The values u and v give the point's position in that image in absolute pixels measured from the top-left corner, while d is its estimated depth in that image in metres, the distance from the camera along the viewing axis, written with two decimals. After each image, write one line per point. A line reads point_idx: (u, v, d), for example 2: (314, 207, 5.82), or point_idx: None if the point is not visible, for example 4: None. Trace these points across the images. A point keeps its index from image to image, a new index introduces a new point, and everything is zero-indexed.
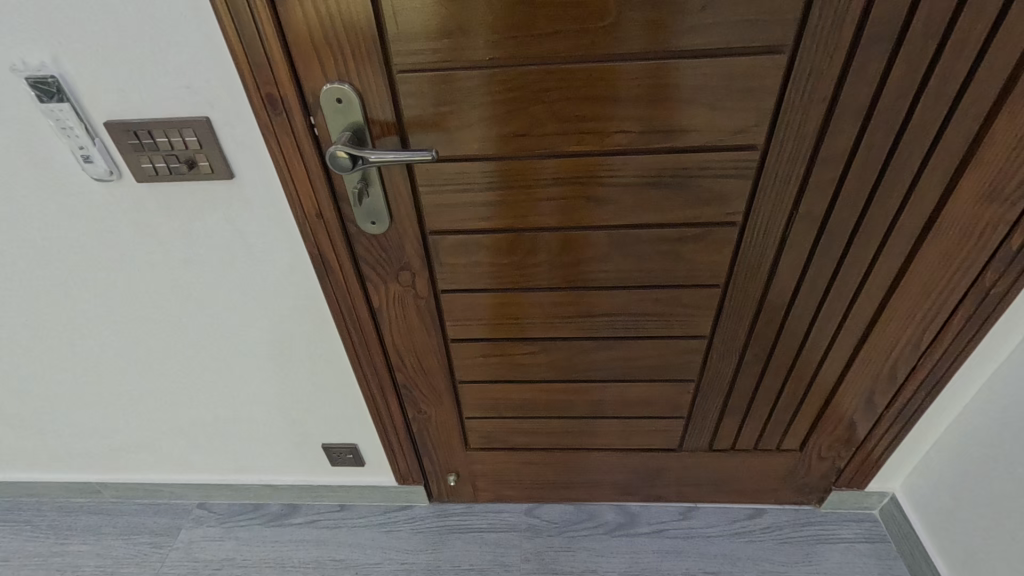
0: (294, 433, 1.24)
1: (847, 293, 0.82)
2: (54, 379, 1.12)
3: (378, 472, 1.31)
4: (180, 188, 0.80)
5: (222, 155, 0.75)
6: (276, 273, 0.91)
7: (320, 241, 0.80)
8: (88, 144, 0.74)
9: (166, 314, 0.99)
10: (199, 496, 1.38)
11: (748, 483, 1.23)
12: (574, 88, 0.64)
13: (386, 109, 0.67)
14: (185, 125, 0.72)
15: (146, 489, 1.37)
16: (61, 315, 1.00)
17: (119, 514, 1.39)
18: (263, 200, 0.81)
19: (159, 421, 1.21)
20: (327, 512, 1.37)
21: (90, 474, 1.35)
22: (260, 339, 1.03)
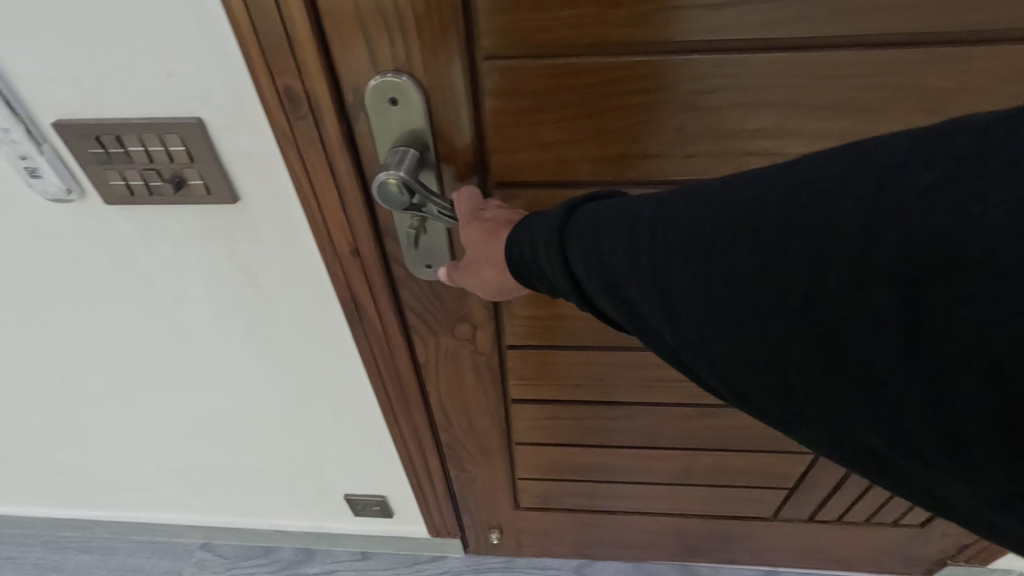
0: (310, 481, 1.05)
1: None
2: (23, 420, 0.94)
3: (408, 522, 1.14)
4: (166, 211, 0.60)
5: (221, 173, 0.54)
6: (292, 315, 0.72)
7: (355, 286, 0.60)
8: (32, 154, 0.53)
9: (153, 357, 0.80)
10: (200, 538, 1.22)
11: (846, 554, 1.05)
12: (741, 89, 0.45)
13: (461, 113, 0.47)
14: (167, 130, 0.51)
15: (142, 527, 1.20)
16: (28, 350, 0.80)
17: (112, 553, 1.22)
18: (279, 229, 0.61)
19: (154, 464, 1.02)
20: (348, 561, 1.22)
21: (77, 512, 1.17)
22: (272, 384, 0.84)
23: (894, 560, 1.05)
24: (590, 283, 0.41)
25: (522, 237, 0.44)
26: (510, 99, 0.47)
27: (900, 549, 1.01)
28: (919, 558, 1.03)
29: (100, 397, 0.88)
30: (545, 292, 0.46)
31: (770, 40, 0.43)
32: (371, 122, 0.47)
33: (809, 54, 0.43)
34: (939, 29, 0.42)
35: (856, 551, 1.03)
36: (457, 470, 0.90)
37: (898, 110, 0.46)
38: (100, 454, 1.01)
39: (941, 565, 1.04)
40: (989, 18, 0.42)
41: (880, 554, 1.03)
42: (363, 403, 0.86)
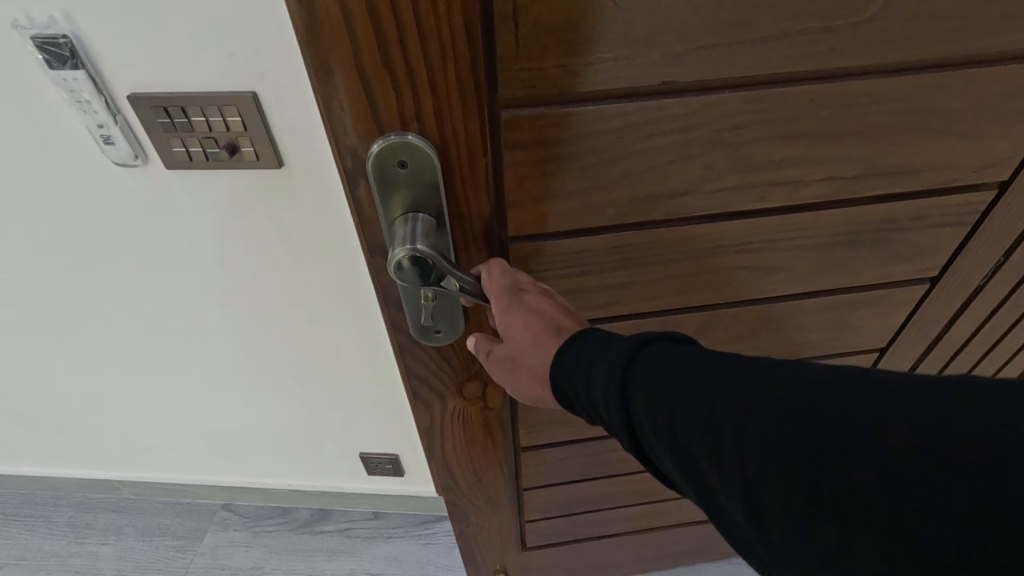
0: (330, 445, 1.12)
1: (993, 334, 0.75)
2: (61, 387, 0.99)
3: (419, 483, 1.22)
4: (216, 178, 0.63)
5: (271, 141, 0.58)
6: (323, 282, 0.76)
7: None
8: (108, 122, 0.57)
9: (193, 325, 0.84)
10: (222, 499, 1.29)
11: None
12: (770, 122, 0.48)
13: (482, 173, 0.43)
14: (227, 101, 0.54)
15: (168, 489, 1.27)
16: (71, 321, 0.85)
17: (140, 512, 1.30)
18: (318, 196, 0.65)
19: (183, 429, 1.08)
20: (361, 521, 1.30)
21: (106, 473, 1.24)
22: (302, 356, 0.90)
23: None
24: (641, 425, 0.38)
25: (570, 365, 0.42)
26: (539, 143, 0.46)
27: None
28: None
29: (137, 367, 0.93)
30: (583, 419, 0.43)
31: (795, 75, 0.46)
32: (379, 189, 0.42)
33: (836, 84, 0.47)
34: (943, 59, 0.46)
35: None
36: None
37: (902, 135, 0.51)
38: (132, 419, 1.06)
39: None
40: (999, 44, 0.46)
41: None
42: (385, 369, 0.93)
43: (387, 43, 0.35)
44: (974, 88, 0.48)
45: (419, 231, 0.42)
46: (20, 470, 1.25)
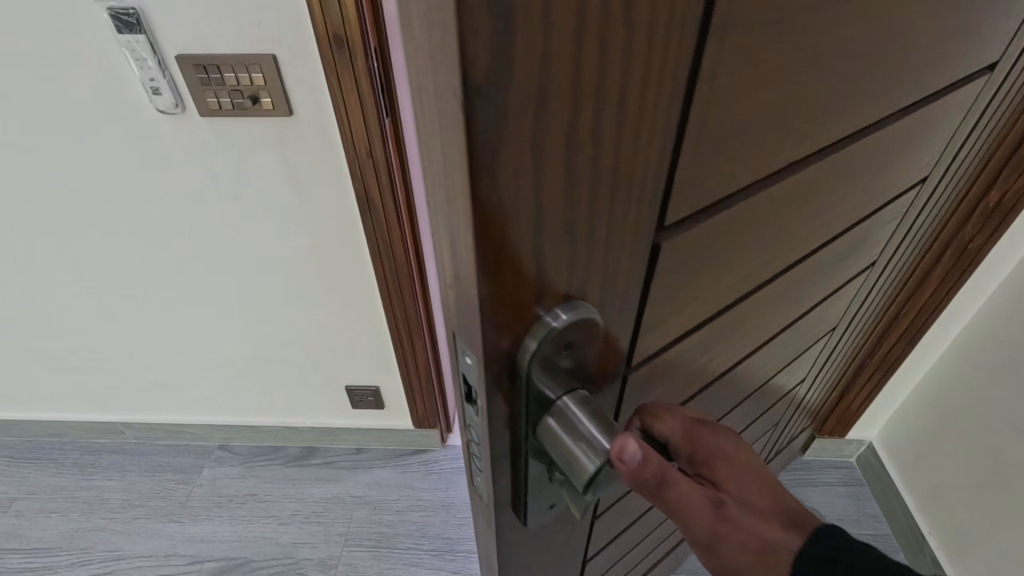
0: (319, 376, 1.31)
1: (883, 289, 0.90)
2: (89, 317, 1.19)
3: (396, 415, 1.41)
4: (238, 124, 0.86)
5: (285, 94, 0.82)
6: (320, 210, 0.98)
7: (367, 181, 0.91)
8: (158, 77, 0.80)
9: (211, 250, 1.05)
10: (219, 437, 1.47)
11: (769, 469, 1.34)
12: (834, 174, 0.43)
13: (624, 314, 0.34)
14: (253, 62, 0.79)
15: (168, 429, 1.45)
16: (102, 252, 1.06)
17: (143, 453, 1.47)
18: (317, 140, 0.88)
19: (185, 361, 1.28)
20: (345, 455, 1.48)
21: (116, 415, 1.43)
22: (296, 285, 1.11)
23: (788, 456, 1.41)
24: None
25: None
26: (668, 270, 0.35)
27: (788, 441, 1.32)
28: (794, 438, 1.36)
29: (152, 297, 1.14)
30: None
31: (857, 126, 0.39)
32: (532, 391, 0.30)
33: (877, 127, 0.43)
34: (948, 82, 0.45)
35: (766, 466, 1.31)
36: (425, 338, 1.20)
37: (903, 157, 0.51)
38: (148, 352, 1.26)
39: (815, 440, 1.48)
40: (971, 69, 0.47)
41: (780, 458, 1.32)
42: (367, 292, 1.11)
43: (583, 165, 0.24)
44: (944, 108, 0.50)
45: (599, 430, 0.31)
46: (40, 414, 1.44)
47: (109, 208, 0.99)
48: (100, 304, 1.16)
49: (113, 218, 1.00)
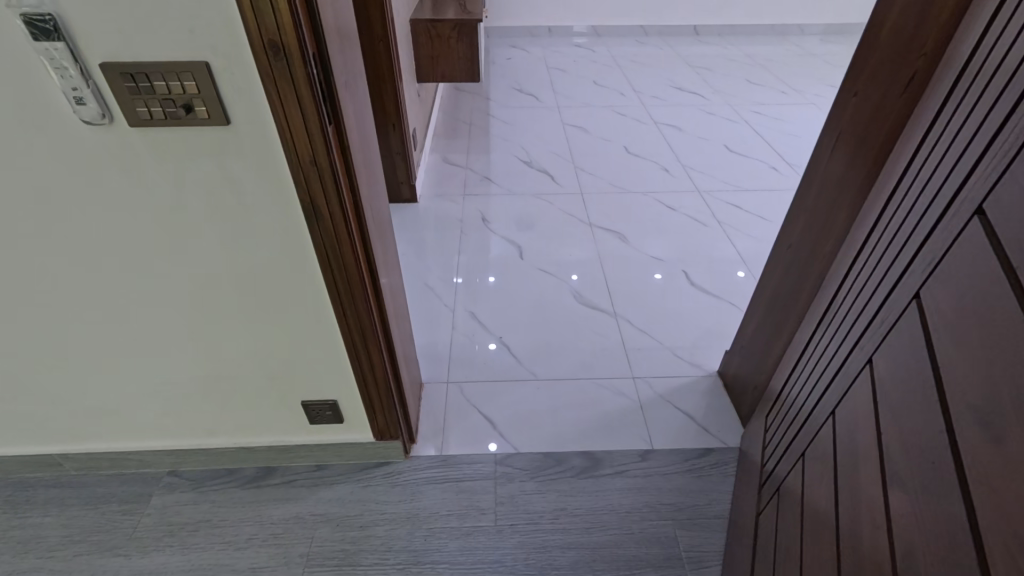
0: (274, 392, 1.27)
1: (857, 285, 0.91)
2: (18, 344, 1.12)
3: (356, 428, 1.38)
4: (172, 133, 0.83)
5: (220, 102, 0.79)
6: (266, 221, 0.95)
7: (312, 191, 0.90)
8: (82, 86, 0.76)
9: (152, 266, 1.00)
10: (168, 463, 1.41)
11: (749, 461, 1.36)
12: None
13: None
14: (184, 69, 0.76)
15: (112, 458, 1.39)
16: (30, 274, 1.00)
17: (83, 485, 1.39)
18: (259, 149, 0.85)
19: (129, 385, 1.22)
20: (304, 473, 1.44)
21: (51, 447, 1.35)
22: (244, 299, 1.07)
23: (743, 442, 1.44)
24: None
25: None
26: None
27: (756, 436, 1.34)
28: (752, 427, 1.40)
29: (88, 319, 1.08)
30: None
31: None
32: None
33: None
34: None
35: (751, 469, 1.31)
36: (382, 346, 1.19)
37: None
38: (88, 377, 1.19)
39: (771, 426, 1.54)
40: None
41: (752, 454, 1.33)
42: (318, 302, 1.08)
43: None
44: None
45: None
46: None
47: (37, 227, 0.93)
48: (30, 329, 1.09)
49: (42, 238, 0.95)
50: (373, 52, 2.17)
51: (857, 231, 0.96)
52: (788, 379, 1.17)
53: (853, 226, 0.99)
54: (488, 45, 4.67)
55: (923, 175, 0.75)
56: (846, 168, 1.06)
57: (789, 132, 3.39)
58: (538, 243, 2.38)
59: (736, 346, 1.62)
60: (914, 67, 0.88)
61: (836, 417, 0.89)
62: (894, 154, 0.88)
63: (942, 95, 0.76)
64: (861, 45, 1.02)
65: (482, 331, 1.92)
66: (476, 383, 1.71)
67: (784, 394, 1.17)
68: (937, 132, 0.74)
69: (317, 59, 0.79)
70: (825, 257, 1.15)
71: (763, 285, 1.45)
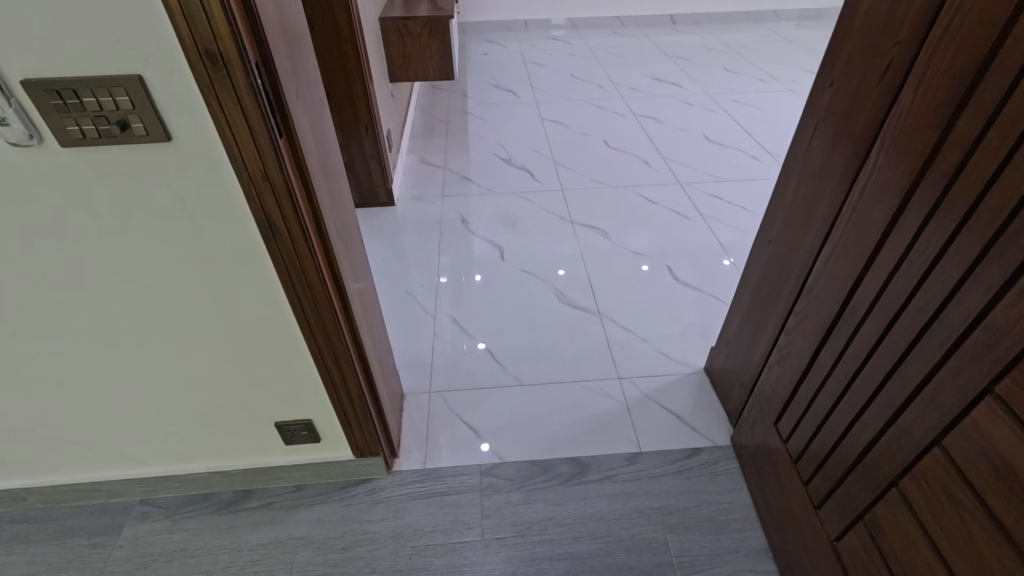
0: (245, 414, 1.22)
1: (891, 295, 0.85)
2: None
3: (335, 445, 1.33)
4: (108, 153, 0.77)
5: (157, 117, 0.74)
6: (219, 241, 0.90)
7: (264, 203, 0.84)
8: (3, 106, 0.70)
9: (103, 290, 0.95)
10: (139, 492, 1.35)
11: (762, 456, 1.31)
12: None
13: None
14: (115, 83, 0.70)
15: (80, 490, 1.33)
16: None
17: (51, 519, 1.34)
18: (207, 168, 0.80)
19: (90, 414, 1.16)
20: (284, 494, 1.39)
21: (14, 481, 1.29)
22: (205, 321, 1.02)
23: (744, 437, 1.42)
24: None
25: None
26: None
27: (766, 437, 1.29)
28: (754, 429, 1.36)
29: (39, 348, 1.02)
30: None
31: None
32: None
33: None
34: None
35: (775, 474, 1.25)
36: (353, 360, 1.13)
37: None
38: (46, 408, 1.13)
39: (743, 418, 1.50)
40: None
41: (767, 451, 1.29)
42: (283, 320, 1.03)
43: None
44: None
45: None
46: None
47: None
48: None
49: None
50: (341, 53, 2.10)
51: (864, 231, 0.90)
52: (802, 390, 1.11)
53: (848, 227, 0.94)
54: (463, 41, 4.60)
55: (980, 174, 0.69)
56: (827, 160, 1.03)
57: (767, 120, 3.37)
58: (520, 243, 2.34)
59: (721, 342, 1.59)
60: (891, 55, 0.84)
61: (933, 447, 0.78)
62: (888, 150, 0.84)
63: (952, 85, 0.71)
64: (833, 32, 0.99)
65: (463, 336, 1.87)
66: (459, 391, 1.67)
67: (804, 408, 1.11)
68: (974, 127, 0.69)
69: (262, 70, 0.74)
70: (806, 252, 1.11)
71: (745, 281, 1.43)
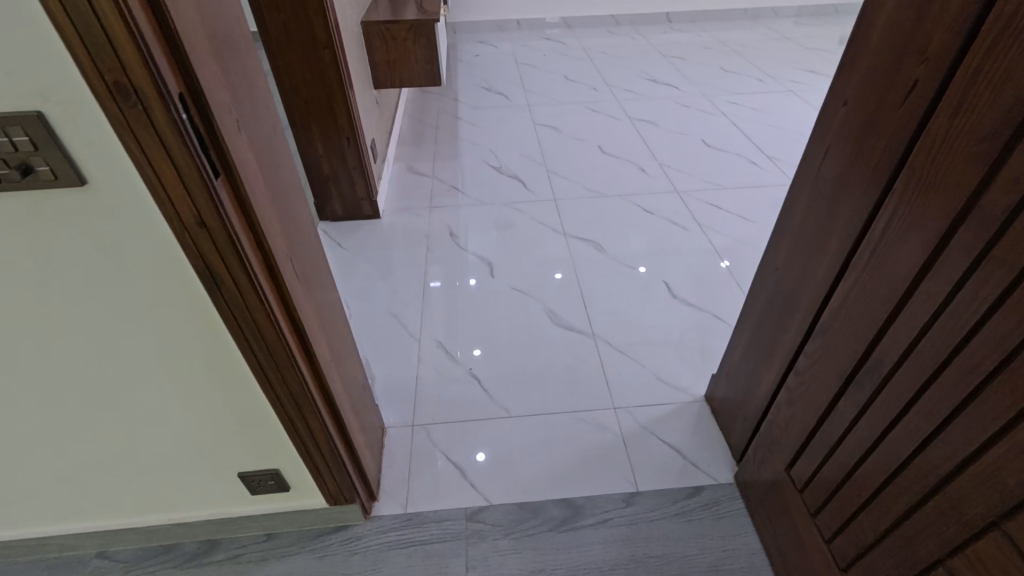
0: (205, 465, 1.12)
1: (927, 349, 0.74)
2: None
3: (306, 493, 1.23)
4: (15, 199, 0.67)
5: (66, 160, 0.63)
6: (155, 291, 0.79)
7: (203, 251, 0.74)
8: None
9: (29, 344, 0.84)
10: (95, 545, 1.25)
11: (773, 500, 1.21)
12: None
13: None
14: (11, 123, 0.60)
15: (29, 544, 1.22)
16: None
17: None
18: (132, 214, 0.70)
19: (31, 469, 1.05)
20: (253, 545, 1.28)
21: None
22: (149, 374, 0.92)
23: (749, 476, 1.32)
24: None
25: None
26: None
27: (776, 481, 1.19)
28: (761, 469, 1.26)
29: None
30: None
31: None
32: None
33: None
34: None
35: (790, 522, 1.15)
36: (319, 408, 1.03)
37: None
38: None
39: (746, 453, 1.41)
40: None
41: (779, 496, 1.19)
42: (237, 371, 0.93)
43: None
44: None
45: None
46: None
47: None
48: None
49: None
50: (320, 62, 1.99)
51: (888, 272, 0.80)
52: (818, 438, 1.01)
53: (870, 265, 0.84)
54: (454, 42, 4.48)
55: None
56: (838, 188, 0.92)
57: (767, 122, 3.27)
58: (511, 258, 2.23)
59: (723, 370, 1.49)
60: (914, 74, 0.74)
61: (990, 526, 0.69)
62: (920, 183, 0.73)
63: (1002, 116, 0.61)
64: (846, 45, 0.88)
65: (449, 362, 1.77)
66: (444, 424, 1.56)
67: (822, 458, 1.00)
68: None
69: (188, 100, 0.62)
70: (815, 287, 1.01)
71: (748, 307, 1.32)
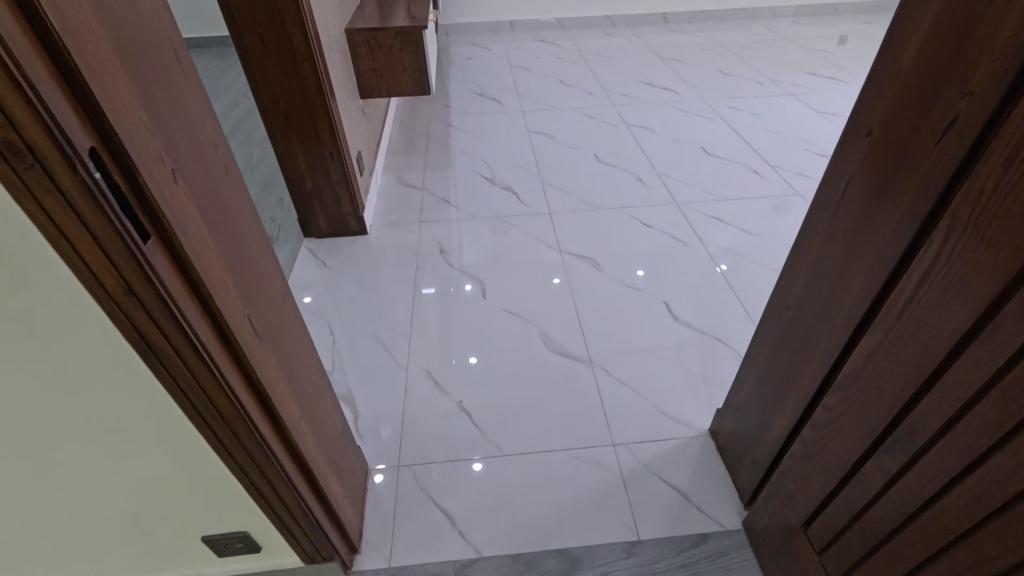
0: (164, 531, 1.02)
1: (975, 424, 0.65)
2: None
3: (279, 553, 1.13)
4: None
5: None
6: (85, 363, 0.69)
7: (136, 321, 0.64)
8: None
9: None
10: None
11: (788, 556, 1.12)
12: None
13: None
14: None
15: None
16: None
17: None
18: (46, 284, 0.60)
19: None
20: None
21: None
22: (89, 446, 0.82)
23: (758, 524, 1.23)
24: None
25: None
26: None
27: (789, 536, 1.10)
28: (772, 519, 1.17)
29: None
30: None
31: None
32: None
33: None
34: None
35: None
36: (286, 472, 0.93)
37: None
38: None
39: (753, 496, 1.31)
40: None
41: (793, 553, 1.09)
42: (190, 439, 0.83)
43: None
44: None
45: None
46: None
47: None
48: None
49: None
50: (300, 75, 1.89)
51: (924, 331, 0.70)
52: (841, 501, 0.91)
53: (903, 319, 0.74)
54: (446, 44, 4.37)
55: None
56: (860, 228, 0.83)
57: (767, 128, 3.17)
58: (503, 277, 2.13)
59: (729, 405, 1.39)
60: (952, 109, 0.64)
61: None
62: (967, 232, 0.64)
63: None
64: (870, 69, 0.78)
65: (438, 393, 1.67)
66: (431, 464, 1.46)
67: (846, 522, 0.91)
68: None
69: (102, 151, 0.52)
70: (833, 333, 0.91)
71: (756, 342, 1.23)
